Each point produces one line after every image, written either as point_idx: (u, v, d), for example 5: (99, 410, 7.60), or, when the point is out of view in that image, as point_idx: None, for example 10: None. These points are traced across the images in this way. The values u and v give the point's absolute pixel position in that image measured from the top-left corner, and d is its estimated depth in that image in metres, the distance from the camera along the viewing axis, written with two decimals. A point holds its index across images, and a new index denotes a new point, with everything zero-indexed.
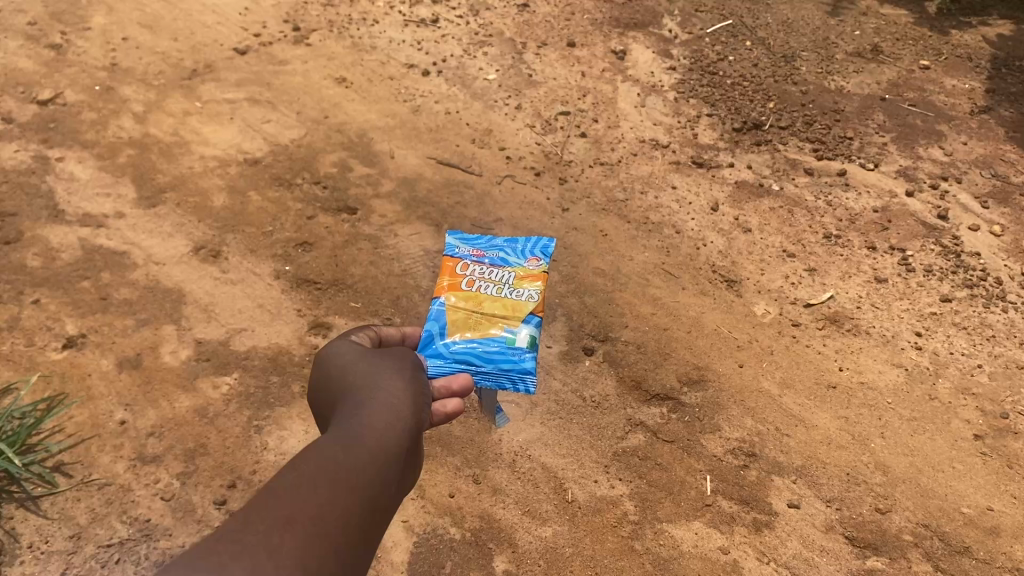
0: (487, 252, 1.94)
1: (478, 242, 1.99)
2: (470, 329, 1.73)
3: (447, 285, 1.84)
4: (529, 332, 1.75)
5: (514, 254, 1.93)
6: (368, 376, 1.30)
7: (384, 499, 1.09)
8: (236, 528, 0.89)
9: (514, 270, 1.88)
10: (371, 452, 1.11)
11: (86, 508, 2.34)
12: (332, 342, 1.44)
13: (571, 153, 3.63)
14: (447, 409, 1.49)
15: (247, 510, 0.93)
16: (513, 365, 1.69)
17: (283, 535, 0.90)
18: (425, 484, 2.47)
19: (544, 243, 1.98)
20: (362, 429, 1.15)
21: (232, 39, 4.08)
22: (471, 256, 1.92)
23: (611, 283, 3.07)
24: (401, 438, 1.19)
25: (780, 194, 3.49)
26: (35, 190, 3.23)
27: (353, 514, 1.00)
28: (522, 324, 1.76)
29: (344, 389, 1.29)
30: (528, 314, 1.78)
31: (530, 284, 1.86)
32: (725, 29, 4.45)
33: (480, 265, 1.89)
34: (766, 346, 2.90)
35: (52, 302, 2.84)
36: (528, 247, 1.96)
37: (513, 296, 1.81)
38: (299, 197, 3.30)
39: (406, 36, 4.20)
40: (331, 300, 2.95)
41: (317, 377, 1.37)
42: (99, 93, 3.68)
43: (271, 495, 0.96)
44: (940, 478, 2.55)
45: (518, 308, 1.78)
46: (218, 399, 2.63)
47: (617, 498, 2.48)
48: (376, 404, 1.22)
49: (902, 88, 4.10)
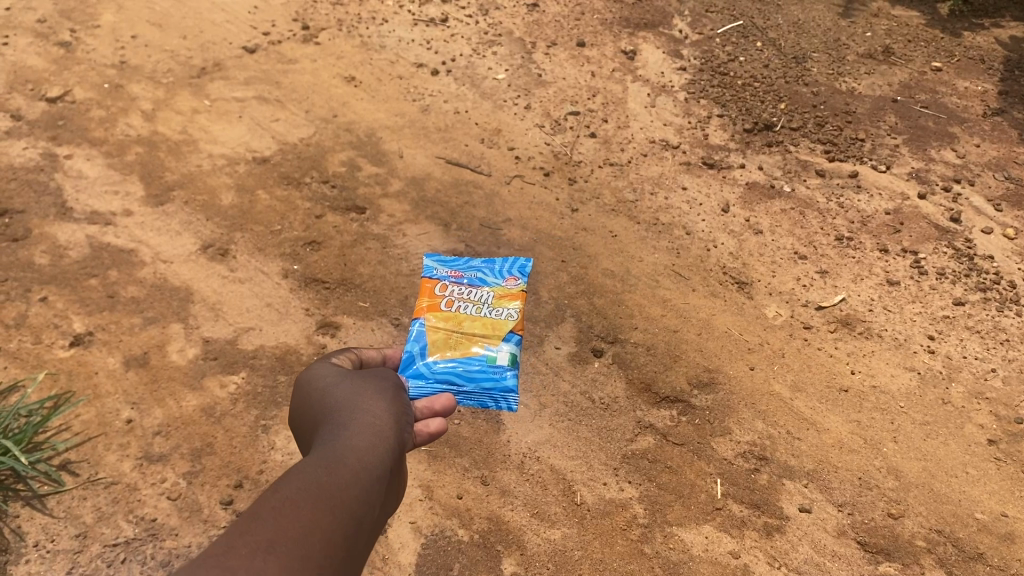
0: (465, 277, 2.78)
1: (461, 267, 2.84)
2: (453, 348, 2.48)
3: (434, 309, 2.62)
4: (508, 350, 2.52)
5: (491, 278, 2.77)
6: (347, 404, 1.37)
7: (366, 520, 1.14)
8: (222, 550, 0.94)
9: (492, 292, 2.68)
10: (352, 475, 1.17)
11: (93, 506, 2.33)
12: (313, 373, 1.51)
13: (581, 153, 3.61)
14: (430, 429, 1.58)
15: (232, 533, 0.97)
16: (493, 381, 2.47)
17: (267, 554, 0.94)
18: (433, 486, 2.45)
19: (515, 269, 2.80)
20: (342, 454, 1.21)
21: (241, 37, 4.07)
22: (454, 282, 2.73)
23: (621, 284, 3.05)
24: (381, 461, 1.25)
25: (791, 196, 3.47)
26: (44, 187, 3.22)
27: (335, 534, 1.05)
28: (501, 341, 2.53)
29: (325, 417, 1.35)
30: (507, 332, 2.56)
31: (503, 303, 2.66)
32: (736, 29, 4.43)
33: (461, 289, 2.69)
34: (778, 349, 2.87)
35: (59, 299, 2.83)
36: (501, 271, 2.82)
37: (491, 316, 2.59)
38: (307, 195, 3.29)
39: (415, 35, 4.19)
40: (340, 300, 2.93)
41: (300, 408, 1.44)
42: (107, 91, 3.67)
43: (255, 518, 1.00)
44: (954, 484, 2.52)
45: (495, 327, 2.55)
46: (225, 398, 2.61)
47: (627, 501, 2.45)
48: (355, 431, 1.29)
49: (914, 89, 4.07)
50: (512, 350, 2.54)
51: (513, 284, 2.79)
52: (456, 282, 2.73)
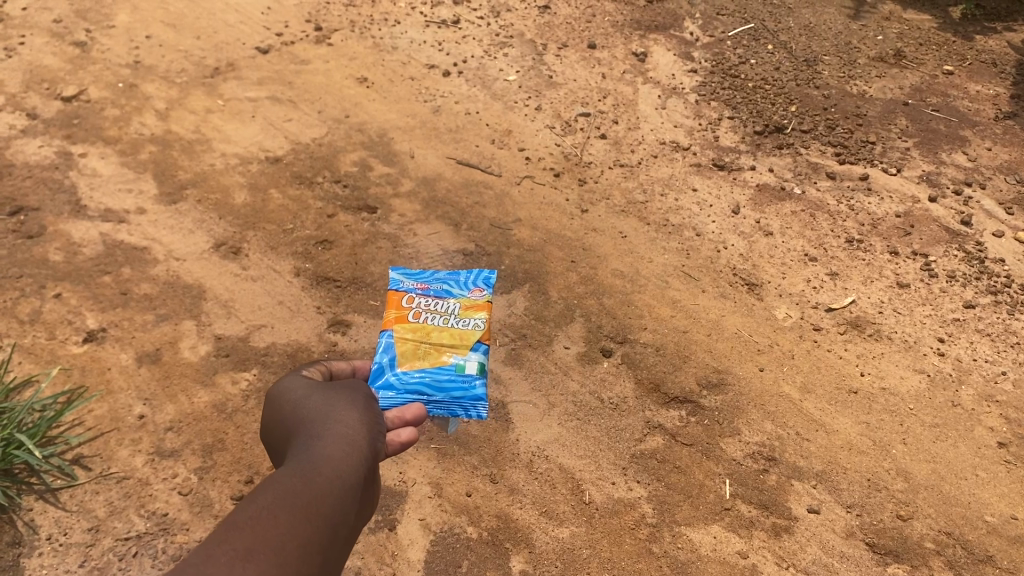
0: (436, 286, 2.26)
1: (427, 277, 2.33)
2: (421, 359, 2.00)
3: (396, 318, 2.13)
4: (477, 359, 2.05)
5: (458, 285, 2.28)
6: (320, 409, 1.26)
7: (342, 530, 1.04)
8: (196, 562, 0.85)
9: (458, 300, 2.20)
10: (328, 483, 1.06)
11: (105, 501, 2.34)
12: (283, 380, 1.38)
13: (591, 154, 3.62)
14: (401, 439, 1.44)
15: (205, 545, 0.88)
16: (465, 393, 1.99)
17: (243, 568, 0.85)
18: (442, 484, 2.47)
19: (483, 277, 2.33)
20: (317, 461, 1.10)
21: (254, 38, 4.10)
22: (418, 290, 2.24)
23: (630, 285, 3.05)
24: (358, 468, 1.14)
25: (802, 198, 3.47)
26: (58, 185, 3.25)
27: (313, 545, 0.96)
28: (470, 351, 2.05)
29: (297, 422, 1.24)
30: (475, 341, 2.08)
31: (474, 312, 2.18)
32: (747, 32, 4.43)
33: (428, 298, 2.19)
34: (787, 350, 2.87)
35: (73, 296, 2.85)
36: (470, 279, 2.31)
37: (460, 325, 2.11)
38: (319, 195, 3.31)
39: (427, 37, 4.21)
40: (350, 298, 2.95)
41: (269, 415, 1.32)
42: (122, 91, 3.70)
43: (229, 528, 0.91)
44: (963, 486, 2.52)
45: (465, 336, 2.09)
46: (237, 395, 2.63)
47: (635, 500, 2.46)
48: (330, 436, 1.18)
49: (925, 93, 4.07)
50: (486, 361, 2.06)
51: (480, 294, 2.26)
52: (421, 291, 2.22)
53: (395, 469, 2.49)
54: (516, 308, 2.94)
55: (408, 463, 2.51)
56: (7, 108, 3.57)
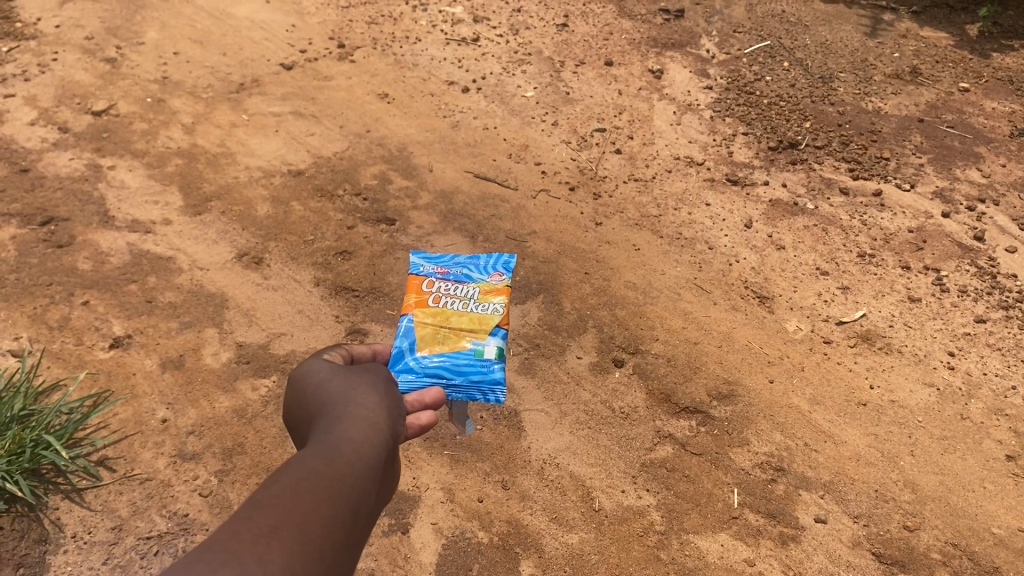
0: (451, 270, 1.98)
1: (442, 261, 2.03)
2: (441, 343, 1.78)
3: (414, 302, 1.88)
4: (496, 345, 1.80)
5: (477, 270, 1.98)
6: (341, 394, 1.31)
7: (363, 509, 1.10)
8: (225, 538, 0.90)
9: (477, 285, 1.93)
10: (348, 464, 1.12)
11: (128, 501, 2.42)
12: (304, 365, 1.43)
13: (606, 169, 3.68)
14: (421, 422, 1.49)
15: (232, 521, 0.94)
16: (483, 377, 1.74)
17: (269, 543, 0.91)
18: (455, 489, 2.52)
19: (506, 259, 2.02)
20: (338, 443, 1.16)
21: (278, 55, 4.21)
22: (436, 274, 1.96)
23: (642, 296, 3.10)
24: (378, 451, 1.20)
25: (815, 213, 3.51)
26: (88, 196, 3.35)
27: (335, 523, 1.01)
28: (489, 337, 1.81)
29: (319, 407, 1.30)
30: (494, 327, 1.83)
31: (496, 297, 1.91)
32: (763, 49, 4.49)
33: (445, 281, 1.94)
34: (797, 362, 2.91)
35: (101, 303, 2.94)
36: (490, 262, 2.01)
37: (480, 310, 1.86)
38: (340, 207, 3.39)
39: (447, 54, 4.29)
40: (368, 307, 3.02)
41: (291, 399, 1.37)
42: (150, 105, 3.82)
43: (255, 506, 0.97)
44: (971, 498, 2.54)
45: (484, 322, 1.83)
46: (257, 400, 2.70)
47: (644, 508, 2.50)
48: (350, 419, 1.23)
49: (941, 110, 4.10)
50: (507, 347, 1.81)
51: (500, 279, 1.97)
52: (442, 276, 1.96)
53: (409, 474, 2.55)
54: (530, 318, 3.00)
55: (421, 469, 2.57)
56: (40, 121, 3.69)
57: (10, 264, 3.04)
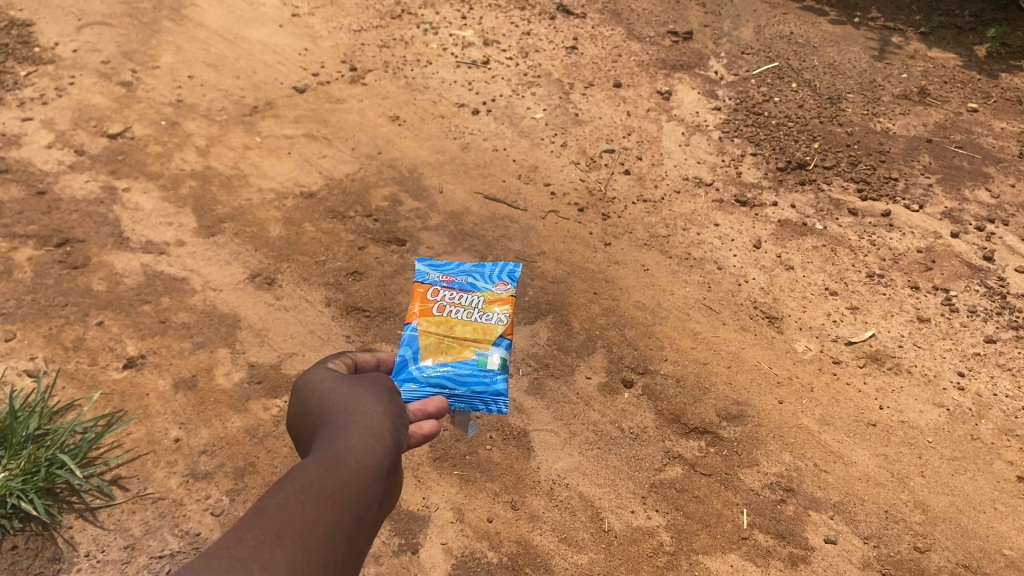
0: (456, 278, 1.97)
1: (448, 268, 2.02)
2: (444, 353, 1.79)
3: (418, 311, 1.87)
4: (500, 355, 1.81)
5: (483, 279, 1.97)
6: (346, 403, 1.32)
7: (366, 517, 1.10)
8: (229, 545, 0.91)
9: (483, 294, 1.91)
10: (351, 472, 1.12)
11: (141, 520, 2.44)
12: (309, 373, 1.44)
13: (615, 190, 3.71)
14: (424, 430, 1.49)
15: (236, 528, 0.94)
16: (485, 388, 1.77)
17: (273, 549, 0.91)
18: (465, 509, 2.53)
19: (510, 268, 2.01)
20: (342, 452, 1.16)
21: (291, 78, 4.27)
22: (441, 282, 1.95)
23: (651, 316, 3.12)
24: (381, 459, 1.20)
25: (824, 233, 3.52)
26: (103, 218, 3.40)
27: (338, 530, 1.02)
28: (493, 347, 1.81)
29: (323, 416, 1.30)
30: (498, 337, 1.83)
31: (500, 306, 1.89)
32: (771, 71, 4.52)
33: (450, 289, 1.92)
34: (807, 383, 2.91)
35: (115, 324, 2.98)
36: (496, 271, 2.00)
37: (484, 319, 1.85)
38: (351, 228, 3.43)
39: (457, 76, 4.34)
40: (379, 327, 3.05)
41: (296, 408, 1.38)
42: (164, 128, 3.87)
43: (258, 514, 0.97)
44: (982, 519, 2.53)
45: (488, 331, 1.83)
46: (268, 420, 2.73)
47: (654, 528, 2.50)
48: (354, 428, 1.24)
49: (949, 130, 4.11)
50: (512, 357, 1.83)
51: (504, 288, 1.96)
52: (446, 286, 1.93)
53: (419, 494, 2.56)
54: (539, 338, 3.01)
55: (431, 489, 2.58)
56: (57, 144, 3.74)
57: (27, 286, 3.08)
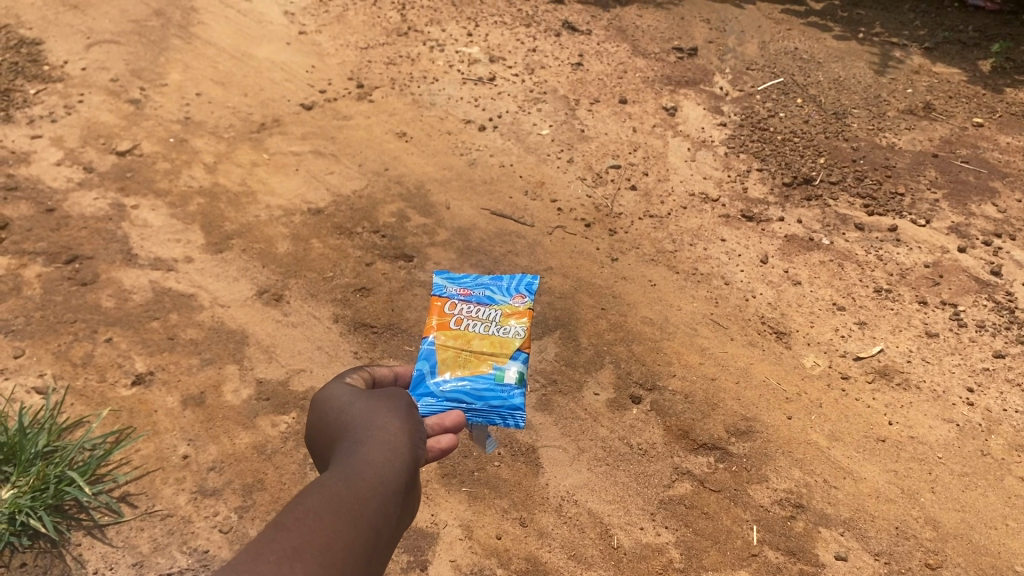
0: (474, 291, 1.98)
1: (464, 281, 2.05)
2: (461, 366, 1.78)
3: (436, 324, 1.89)
4: (517, 369, 1.81)
5: (500, 292, 1.98)
6: (364, 417, 1.32)
7: (384, 532, 1.10)
8: (249, 559, 0.91)
9: (500, 307, 1.93)
10: (370, 487, 1.12)
11: (150, 537, 2.43)
12: (326, 387, 1.44)
13: (621, 205, 3.71)
14: (442, 445, 1.47)
15: (257, 543, 0.94)
16: (502, 402, 1.75)
17: (292, 564, 0.91)
18: (473, 526, 2.52)
19: (528, 280, 2.04)
20: (361, 466, 1.16)
21: (299, 95, 4.29)
22: (459, 295, 1.96)
23: (659, 332, 3.12)
24: (399, 474, 1.20)
25: (831, 248, 3.52)
26: (111, 235, 3.41)
27: (357, 545, 1.02)
28: (511, 361, 1.81)
29: (341, 429, 1.30)
30: (515, 350, 1.83)
31: (517, 320, 1.91)
32: (777, 86, 4.54)
33: (467, 303, 1.94)
34: (815, 399, 2.91)
35: (123, 340, 2.98)
36: (513, 284, 2.02)
37: (501, 333, 1.86)
38: (358, 244, 3.44)
39: (464, 93, 4.36)
40: (386, 343, 3.05)
41: (314, 423, 1.38)
42: (172, 145, 3.89)
43: (277, 529, 0.97)
44: (993, 536, 2.52)
45: (505, 345, 1.83)
46: (276, 437, 2.73)
47: (663, 545, 2.49)
48: (373, 442, 1.24)
49: (955, 145, 4.12)
50: (528, 371, 1.82)
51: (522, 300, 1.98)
52: (464, 299, 1.95)
53: (427, 511, 2.55)
54: (547, 354, 3.01)
55: (439, 505, 2.57)
56: (66, 161, 3.76)
57: (35, 302, 3.09)
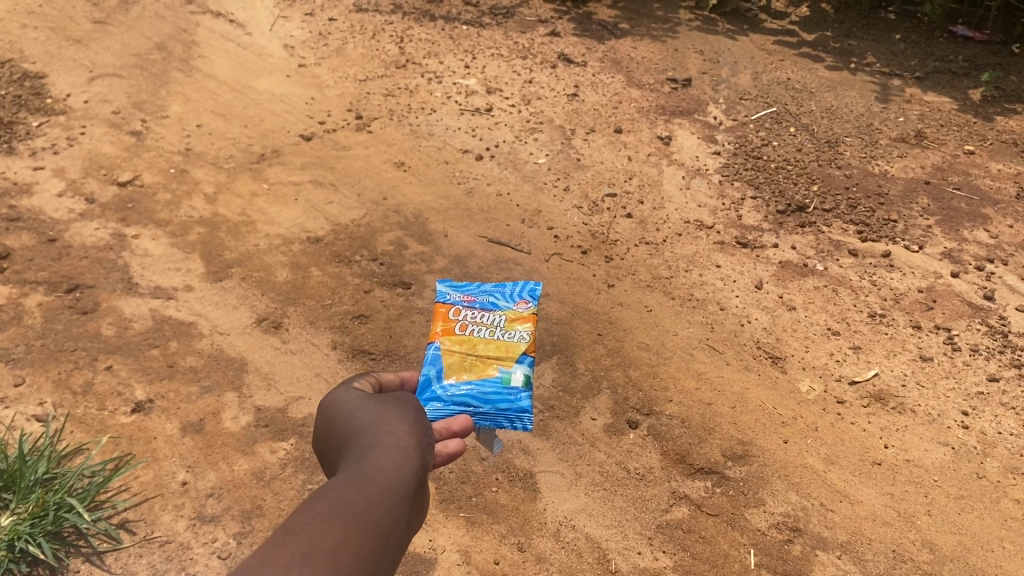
0: (478, 297, 1.93)
1: (469, 288, 1.98)
2: (468, 371, 1.74)
3: (441, 330, 1.84)
4: (523, 372, 1.76)
5: (504, 297, 1.92)
6: (373, 422, 1.33)
7: (393, 536, 1.11)
8: (257, 563, 0.93)
9: (504, 312, 1.88)
10: (379, 492, 1.14)
11: (148, 563, 2.43)
12: (334, 393, 1.46)
13: (617, 233, 3.76)
14: (450, 449, 1.48)
15: (265, 547, 0.96)
16: (510, 405, 1.70)
17: (300, 569, 0.93)
18: (471, 551, 2.52)
19: (532, 286, 1.96)
20: (371, 471, 1.18)
21: (298, 126, 4.35)
22: (462, 302, 1.91)
23: (655, 357, 3.14)
24: (409, 478, 1.22)
25: (825, 273, 3.55)
26: (112, 264, 3.44)
27: (365, 549, 1.03)
28: (517, 364, 1.77)
29: (349, 434, 1.32)
30: (521, 354, 1.79)
31: (523, 324, 1.86)
32: (769, 115, 4.61)
33: (472, 308, 1.89)
34: (811, 423, 2.92)
35: (123, 368, 3.00)
36: (516, 290, 1.94)
37: (506, 337, 1.82)
38: (357, 272, 3.47)
39: (461, 123, 4.42)
40: (385, 369, 3.07)
41: (323, 426, 1.40)
42: (173, 176, 3.94)
43: (286, 532, 0.99)
44: (990, 558, 2.53)
45: (511, 349, 1.79)
46: (275, 463, 2.74)
47: (661, 569, 2.50)
48: (381, 447, 1.26)
49: (946, 172, 4.17)
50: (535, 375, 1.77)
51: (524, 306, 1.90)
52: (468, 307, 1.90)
53: (425, 536, 2.55)
54: (544, 380, 3.03)
55: (437, 530, 2.57)
56: (68, 193, 3.80)
57: (36, 331, 3.11)
